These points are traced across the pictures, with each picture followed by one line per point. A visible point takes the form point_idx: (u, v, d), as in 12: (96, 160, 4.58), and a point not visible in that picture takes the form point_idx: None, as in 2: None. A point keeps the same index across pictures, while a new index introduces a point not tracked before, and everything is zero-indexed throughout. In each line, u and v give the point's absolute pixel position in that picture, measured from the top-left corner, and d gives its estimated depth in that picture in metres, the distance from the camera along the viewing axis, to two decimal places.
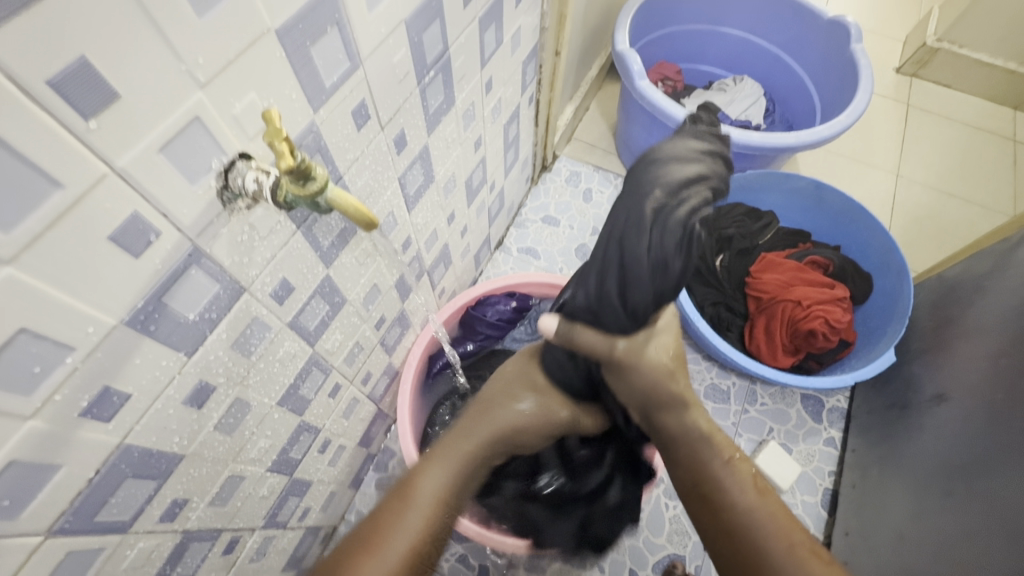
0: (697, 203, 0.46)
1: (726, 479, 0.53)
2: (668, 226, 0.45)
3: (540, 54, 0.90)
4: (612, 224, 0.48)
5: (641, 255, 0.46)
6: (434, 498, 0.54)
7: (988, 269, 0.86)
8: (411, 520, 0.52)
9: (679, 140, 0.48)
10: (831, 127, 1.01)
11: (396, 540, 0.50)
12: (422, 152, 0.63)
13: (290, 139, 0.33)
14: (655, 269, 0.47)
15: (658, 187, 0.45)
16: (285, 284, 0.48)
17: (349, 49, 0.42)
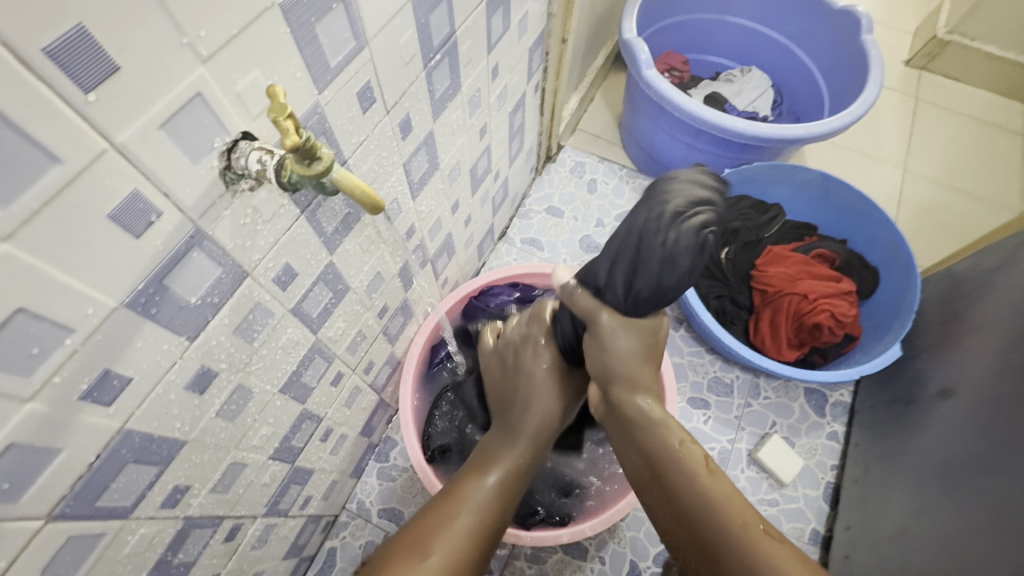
0: (706, 219, 0.50)
1: (678, 460, 0.53)
2: (683, 228, 0.50)
3: (547, 41, 0.89)
4: (632, 218, 0.53)
5: (657, 248, 0.51)
6: (481, 504, 0.55)
7: (997, 264, 0.85)
8: (459, 523, 0.53)
9: (695, 168, 0.53)
10: (840, 119, 0.99)
11: (443, 542, 0.51)
12: (427, 138, 0.62)
13: (295, 116, 0.31)
14: (666, 263, 0.52)
15: (678, 198, 0.51)
16: (288, 269, 0.47)
17: (355, 28, 0.41)
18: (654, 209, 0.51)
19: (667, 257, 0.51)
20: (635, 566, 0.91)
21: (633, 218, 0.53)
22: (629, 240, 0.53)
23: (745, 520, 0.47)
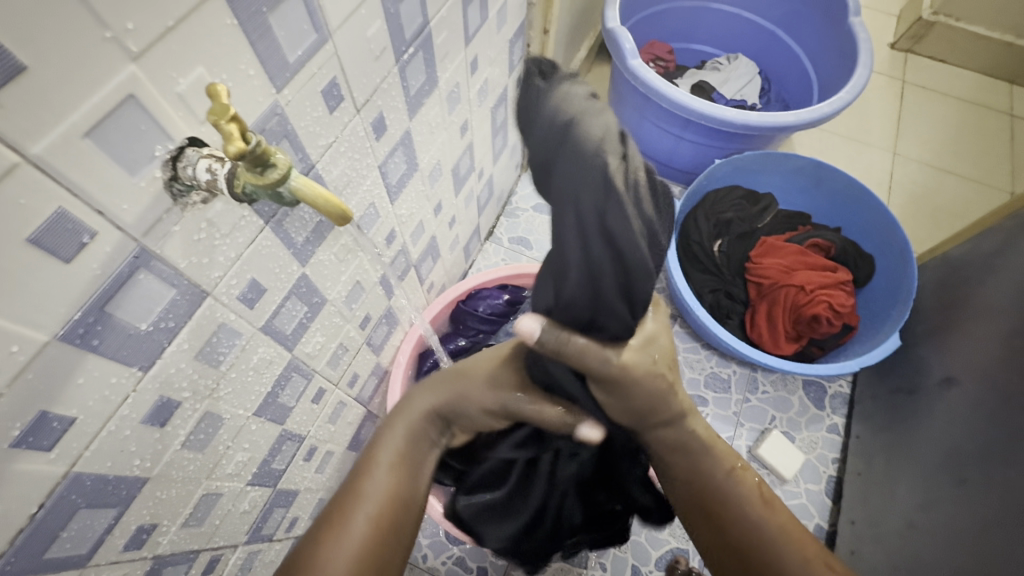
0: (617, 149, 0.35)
1: (733, 490, 0.53)
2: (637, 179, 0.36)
3: (528, 32, 0.85)
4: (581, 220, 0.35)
5: (625, 207, 0.35)
6: (395, 466, 0.50)
7: (997, 248, 0.83)
8: (373, 488, 0.48)
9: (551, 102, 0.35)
10: (831, 104, 0.97)
11: (352, 523, 0.45)
12: (404, 137, 0.58)
13: (238, 117, 0.28)
14: (648, 236, 0.38)
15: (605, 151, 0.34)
16: (255, 285, 0.43)
17: (315, 19, 0.37)
18: (546, 144, 0.34)
19: (638, 217, 0.37)
20: (638, 571, 0.89)
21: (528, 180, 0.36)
22: (588, 226, 0.35)
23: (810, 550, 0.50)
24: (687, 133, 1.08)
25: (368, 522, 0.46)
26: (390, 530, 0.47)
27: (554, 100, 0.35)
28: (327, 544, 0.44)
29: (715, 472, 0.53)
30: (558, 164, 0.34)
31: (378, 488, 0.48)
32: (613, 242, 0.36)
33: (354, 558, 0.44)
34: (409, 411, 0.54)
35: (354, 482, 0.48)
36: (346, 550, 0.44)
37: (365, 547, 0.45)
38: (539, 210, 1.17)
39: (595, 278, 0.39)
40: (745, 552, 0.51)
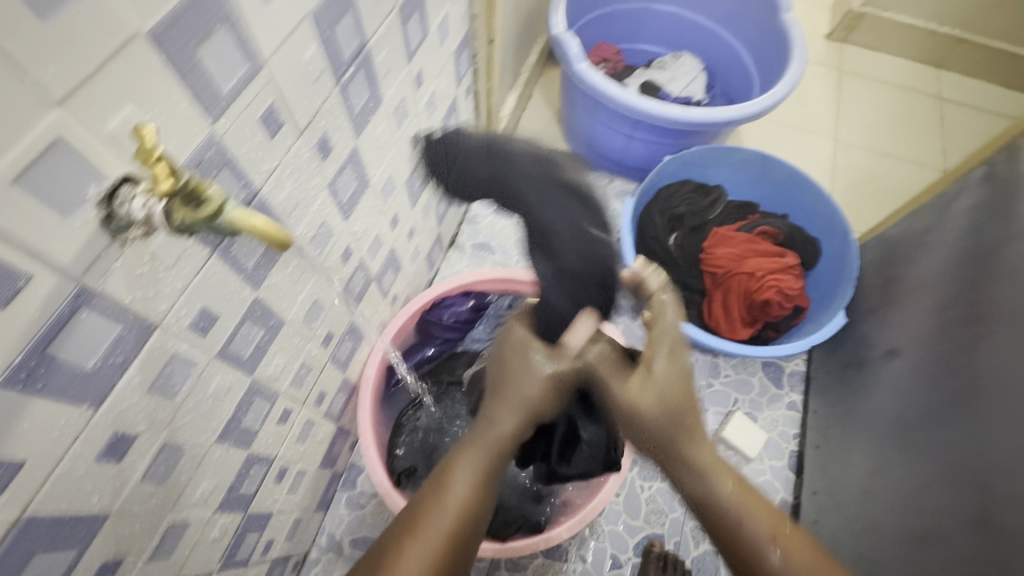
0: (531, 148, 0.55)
1: (748, 527, 0.54)
2: (547, 158, 0.55)
3: (473, 43, 0.86)
4: (531, 183, 0.53)
5: (553, 167, 0.54)
6: (474, 482, 0.54)
7: (925, 226, 0.89)
8: (450, 504, 0.53)
9: (472, 142, 0.55)
10: (769, 97, 1.01)
11: (429, 535, 0.51)
12: (352, 155, 0.59)
13: (167, 157, 0.28)
14: (580, 185, 0.55)
15: (522, 152, 0.54)
16: (207, 313, 0.44)
17: (247, 49, 0.38)
18: (489, 163, 0.54)
19: (561, 171, 0.54)
20: (617, 560, 0.91)
21: (522, 189, 0.54)
22: (541, 188, 0.53)
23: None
24: (637, 132, 1.11)
25: (444, 529, 0.51)
26: (462, 539, 0.52)
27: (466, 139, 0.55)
28: (405, 553, 0.50)
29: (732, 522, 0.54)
30: (509, 168, 0.54)
31: (454, 504, 0.53)
32: (560, 189, 0.54)
33: (429, 566, 0.50)
34: (490, 425, 0.57)
35: (433, 494, 0.53)
36: (422, 559, 0.50)
37: (440, 557, 0.50)
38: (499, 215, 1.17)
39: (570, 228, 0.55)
40: None
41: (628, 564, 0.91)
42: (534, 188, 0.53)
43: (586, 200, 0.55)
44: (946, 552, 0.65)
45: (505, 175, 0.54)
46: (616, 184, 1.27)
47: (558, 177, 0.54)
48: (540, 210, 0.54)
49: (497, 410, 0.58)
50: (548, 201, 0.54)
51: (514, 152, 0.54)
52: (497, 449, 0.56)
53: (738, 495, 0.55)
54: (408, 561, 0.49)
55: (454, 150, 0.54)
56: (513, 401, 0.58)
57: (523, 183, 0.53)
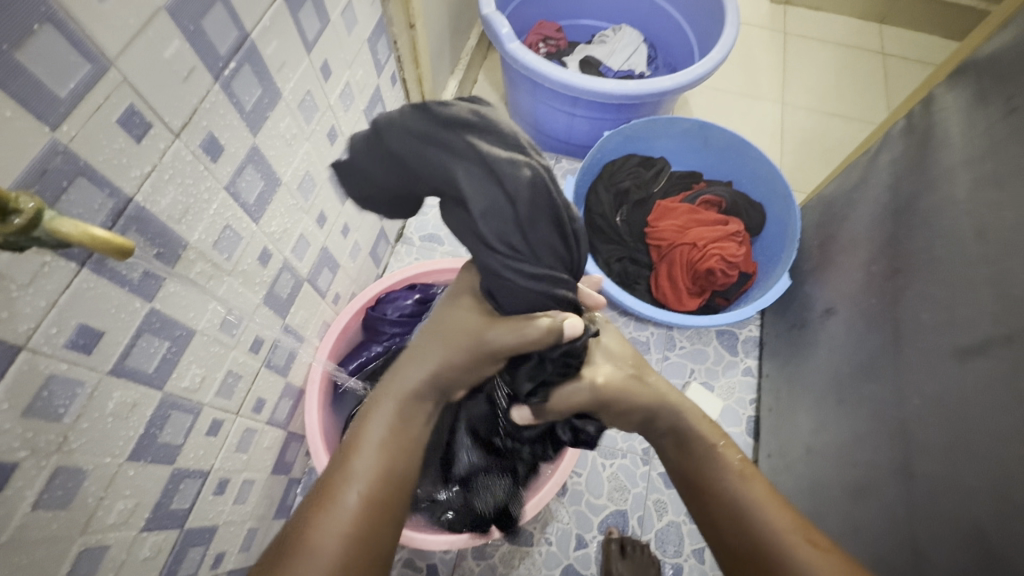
0: (454, 116, 0.45)
1: (717, 459, 0.58)
2: (470, 130, 0.45)
3: (390, 30, 0.84)
4: (450, 170, 0.45)
5: (471, 143, 0.45)
6: (389, 440, 0.50)
7: (858, 182, 0.90)
8: (363, 465, 0.48)
9: (391, 121, 0.47)
10: (704, 65, 1.00)
11: (344, 501, 0.46)
12: (252, 154, 0.57)
13: None
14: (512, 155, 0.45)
15: (444, 128, 0.45)
16: (87, 330, 0.42)
17: (83, 48, 0.36)
18: (408, 149, 0.46)
19: (487, 142, 0.45)
20: (582, 539, 0.92)
21: (410, 165, 0.46)
22: (467, 171, 0.45)
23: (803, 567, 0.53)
24: (577, 109, 1.09)
25: (360, 493, 0.47)
26: (382, 501, 0.48)
27: (382, 125, 0.47)
28: (316, 519, 0.46)
29: (699, 456, 0.58)
30: (421, 156, 0.46)
31: (367, 466, 0.48)
32: (484, 168, 0.44)
33: (349, 532, 0.45)
34: (395, 383, 0.53)
35: (344, 458, 0.49)
36: (337, 525, 0.45)
37: (358, 522, 0.46)
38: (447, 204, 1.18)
39: (500, 216, 0.46)
40: (742, 518, 0.53)
41: (593, 542, 0.91)
42: (423, 148, 0.45)
43: (478, 132, 0.45)
44: (879, 502, 0.67)
45: (388, 156, 0.47)
46: (563, 163, 1.27)
47: (432, 119, 0.45)
48: (437, 175, 0.46)
49: (404, 366, 0.54)
50: (437, 157, 0.45)
51: (391, 122, 0.47)
52: (410, 408, 0.53)
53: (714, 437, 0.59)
54: (322, 530, 0.45)
55: (377, 139, 0.47)
56: (417, 363, 0.53)
57: (408, 154, 0.46)
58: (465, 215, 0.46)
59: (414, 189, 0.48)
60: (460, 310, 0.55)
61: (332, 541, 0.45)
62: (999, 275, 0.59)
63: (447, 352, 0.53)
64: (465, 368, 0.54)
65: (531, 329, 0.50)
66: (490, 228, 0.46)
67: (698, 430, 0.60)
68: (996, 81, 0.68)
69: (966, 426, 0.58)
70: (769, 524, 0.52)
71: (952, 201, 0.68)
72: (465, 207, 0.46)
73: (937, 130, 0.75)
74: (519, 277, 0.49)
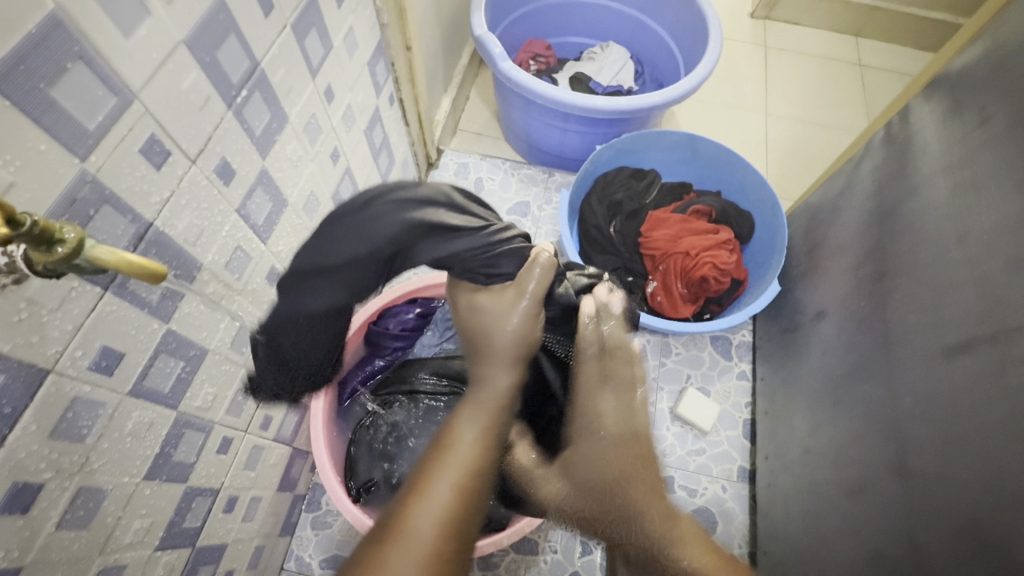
0: (364, 198, 0.53)
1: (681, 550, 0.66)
2: (381, 195, 0.53)
3: (388, 52, 0.87)
4: (405, 218, 0.54)
5: (392, 184, 0.54)
6: (477, 436, 0.52)
7: (842, 189, 0.94)
8: (457, 458, 0.50)
9: (320, 241, 0.54)
10: (689, 80, 1.04)
11: (439, 490, 0.47)
12: (261, 177, 0.59)
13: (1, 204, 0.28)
14: (418, 182, 0.55)
15: (366, 210, 0.53)
16: (109, 352, 0.43)
17: (110, 83, 0.38)
18: (358, 236, 0.53)
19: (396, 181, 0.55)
20: (586, 546, 0.93)
21: (365, 253, 0.54)
22: (411, 211, 0.54)
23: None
24: (569, 125, 1.13)
25: (452, 486, 0.47)
26: (473, 492, 0.48)
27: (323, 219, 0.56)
28: (413, 508, 0.45)
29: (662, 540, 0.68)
30: (370, 221, 0.53)
31: (462, 457, 0.50)
32: (416, 191, 0.55)
33: (442, 518, 0.45)
34: (484, 387, 0.58)
35: (437, 455, 0.50)
36: (436, 512, 0.45)
37: (453, 512, 0.46)
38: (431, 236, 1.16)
39: (454, 216, 0.58)
40: None
41: (597, 549, 0.93)
42: (368, 234, 0.53)
43: (388, 190, 0.54)
44: (876, 500, 0.69)
45: (347, 260, 0.54)
46: (556, 176, 1.30)
47: (350, 212, 0.53)
48: (394, 236, 0.54)
49: (487, 371, 0.59)
50: (379, 228, 0.53)
51: (317, 243, 0.54)
52: (498, 407, 0.56)
53: (678, 533, 0.68)
54: (417, 516, 0.45)
55: (322, 251, 0.54)
56: (497, 360, 0.59)
57: (357, 247, 0.54)
58: (439, 237, 0.57)
59: (373, 269, 0.57)
60: (491, 301, 0.63)
61: (430, 530, 0.44)
62: (979, 278, 0.62)
63: (515, 337, 0.61)
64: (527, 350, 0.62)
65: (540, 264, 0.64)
66: (462, 227, 0.58)
67: (672, 526, 0.69)
68: (969, 93, 0.71)
69: (956, 423, 0.61)
70: None
71: (932, 207, 0.71)
72: (433, 230, 0.55)
73: (914, 140, 0.78)
74: (492, 244, 0.61)
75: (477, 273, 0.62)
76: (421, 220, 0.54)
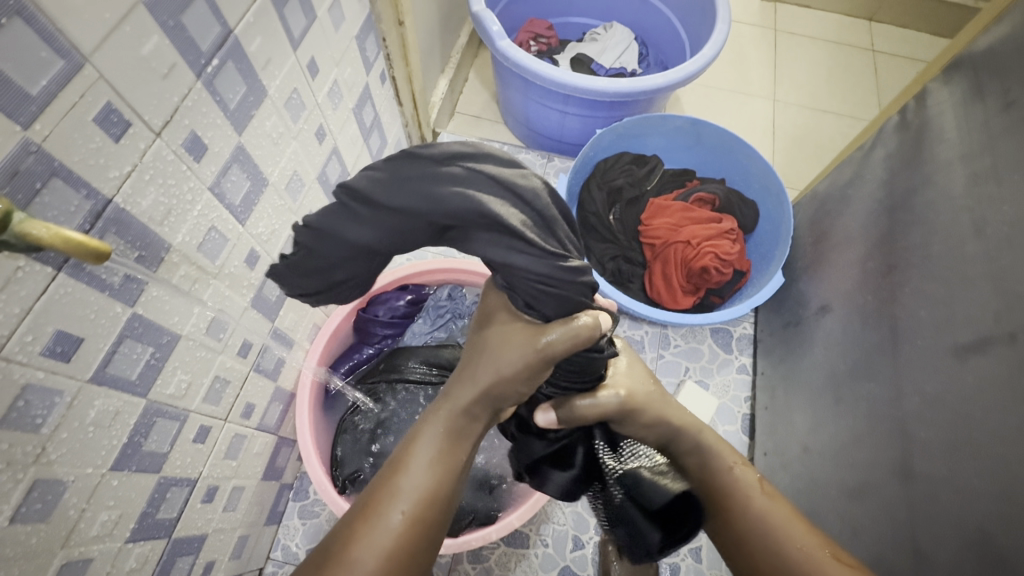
0: (445, 156, 0.43)
1: (740, 480, 0.59)
2: (462, 164, 0.42)
3: (379, 27, 0.83)
4: (470, 206, 0.42)
5: (476, 163, 0.43)
6: (434, 463, 0.49)
7: (850, 178, 0.90)
8: (410, 484, 0.48)
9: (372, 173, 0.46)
10: (695, 62, 0.99)
11: (387, 520, 0.46)
12: (236, 154, 0.55)
13: None
14: (518, 170, 0.45)
15: (439, 168, 0.42)
16: (65, 337, 0.41)
17: (56, 44, 0.34)
18: (407, 194, 0.42)
19: (486, 161, 0.43)
20: (579, 540, 0.91)
21: (406, 211, 0.42)
22: (479, 201, 0.42)
23: (753, 491, 0.59)
24: (569, 107, 1.08)
25: (402, 516, 0.46)
26: (426, 524, 0.47)
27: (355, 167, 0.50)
28: (359, 538, 0.45)
29: (718, 475, 0.60)
30: (430, 195, 0.42)
31: (415, 484, 0.48)
32: (500, 186, 0.43)
33: (387, 550, 0.45)
34: (449, 401, 0.52)
35: (390, 476, 0.49)
36: (381, 543, 0.45)
37: (400, 543, 0.46)
38: None
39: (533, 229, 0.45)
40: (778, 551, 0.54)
41: (590, 544, 0.91)
42: (426, 189, 0.42)
43: (477, 157, 0.43)
44: (877, 502, 0.67)
45: (378, 214, 0.43)
46: (556, 161, 1.26)
47: (420, 161, 0.42)
48: (449, 212, 0.42)
49: (458, 386, 0.53)
50: (440, 194, 0.42)
51: (369, 175, 0.43)
52: (461, 425, 0.52)
53: (731, 460, 0.61)
54: (361, 545, 0.45)
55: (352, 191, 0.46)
56: (470, 384, 0.52)
57: (404, 203, 0.42)
58: (499, 240, 0.44)
59: (402, 233, 0.44)
60: (501, 329, 0.53)
61: (373, 559, 0.44)
62: (996, 271, 0.59)
63: (501, 376, 0.52)
64: (513, 390, 0.53)
65: (574, 332, 0.51)
66: (534, 238, 0.44)
67: (716, 448, 0.62)
68: (990, 75, 0.67)
69: (968, 426, 0.57)
70: (794, 553, 0.54)
71: (949, 196, 0.67)
72: (496, 227, 0.43)
73: (931, 126, 0.74)
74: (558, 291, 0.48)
75: (520, 296, 0.50)
76: (489, 211, 0.42)
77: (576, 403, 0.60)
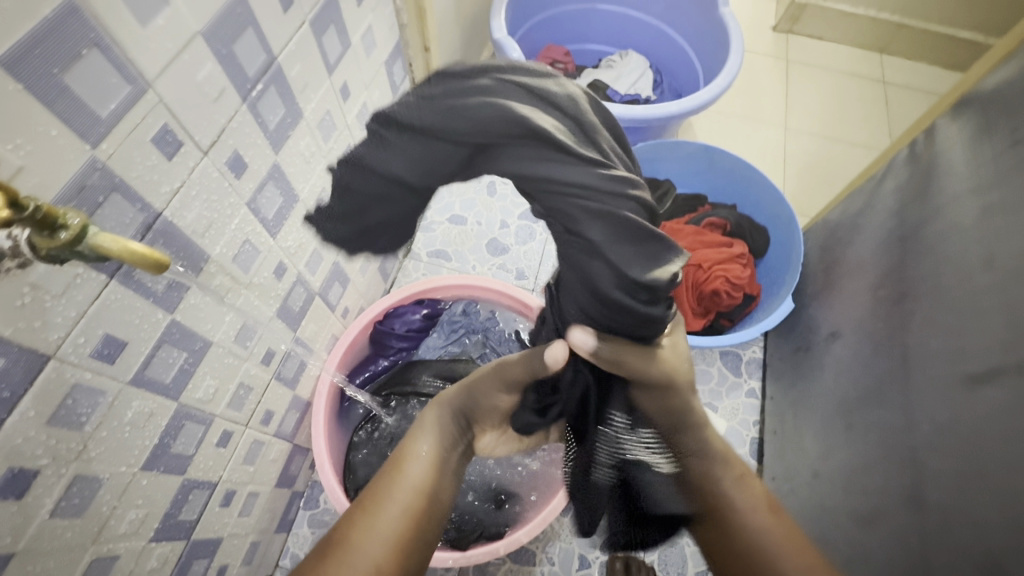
0: (476, 74, 0.43)
1: (737, 492, 0.59)
2: (492, 79, 0.43)
3: (406, 52, 0.86)
4: (503, 109, 0.41)
5: (503, 79, 0.43)
6: (426, 463, 0.58)
7: (861, 207, 0.92)
8: (406, 478, 0.55)
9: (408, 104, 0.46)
10: (709, 90, 1.02)
11: (386, 510, 0.52)
12: (273, 171, 0.58)
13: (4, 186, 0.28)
14: (550, 85, 0.44)
15: (471, 83, 0.43)
16: (111, 341, 0.43)
17: (126, 72, 0.38)
18: (439, 109, 0.42)
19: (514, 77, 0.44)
20: (584, 559, 0.91)
21: (439, 124, 0.42)
22: (512, 104, 0.42)
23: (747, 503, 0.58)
24: None
25: (400, 507, 0.53)
26: (422, 514, 0.54)
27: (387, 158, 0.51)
28: (361, 524, 0.51)
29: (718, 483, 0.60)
30: (461, 109, 0.42)
31: (410, 478, 0.56)
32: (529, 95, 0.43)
33: (387, 536, 0.50)
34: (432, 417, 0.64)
35: (388, 475, 0.56)
36: (380, 530, 0.50)
37: (399, 530, 0.51)
38: (439, 257, 1.13)
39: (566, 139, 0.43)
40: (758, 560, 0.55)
41: (596, 563, 0.90)
42: (458, 102, 0.42)
43: (507, 71, 0.44)
44: (886, 529, 0.67)
45: (413, 134, 0.43)
46: None
47: (452, 80, 0.43)
48: (482, 122, 0.42)
49: (440, 408, 0.65)
50: (471, 104, 0.42)
51: (408, 103, 0.43)
52: (446, 435, 0.62)
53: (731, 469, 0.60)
54: (362, 531, 0.50)
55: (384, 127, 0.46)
56: (450, 404, 0.65)
57: (436, 118, 0.42)
58: (535, 145, 0.43)
59: (434, 153, 0.43)
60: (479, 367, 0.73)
61: (372, 542, 0.49)
62: (1005, 304, 0.60)
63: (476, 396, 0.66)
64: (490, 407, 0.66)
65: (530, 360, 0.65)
66: (568, 143, 0.43)
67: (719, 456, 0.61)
68: (997, 113, 0.70)
69: (977, 455, 0.58)
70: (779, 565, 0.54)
71: (957, 229, 0.69)
72: (530, 132, 0.42)
73: (939, 160, 0.77)
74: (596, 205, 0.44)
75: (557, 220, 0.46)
76: (519, 114, 0.41)
77: (627, 353, 0.55)
